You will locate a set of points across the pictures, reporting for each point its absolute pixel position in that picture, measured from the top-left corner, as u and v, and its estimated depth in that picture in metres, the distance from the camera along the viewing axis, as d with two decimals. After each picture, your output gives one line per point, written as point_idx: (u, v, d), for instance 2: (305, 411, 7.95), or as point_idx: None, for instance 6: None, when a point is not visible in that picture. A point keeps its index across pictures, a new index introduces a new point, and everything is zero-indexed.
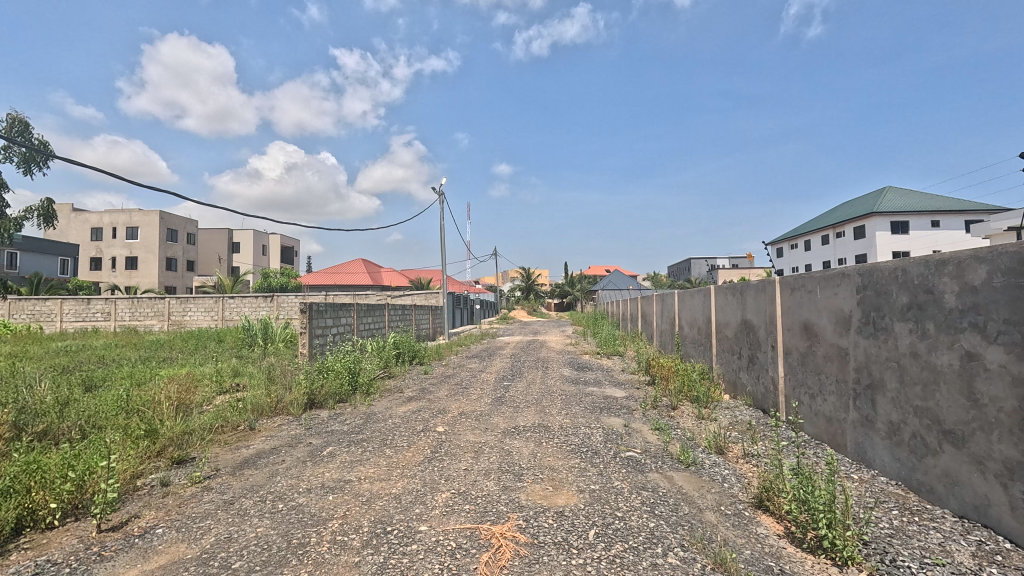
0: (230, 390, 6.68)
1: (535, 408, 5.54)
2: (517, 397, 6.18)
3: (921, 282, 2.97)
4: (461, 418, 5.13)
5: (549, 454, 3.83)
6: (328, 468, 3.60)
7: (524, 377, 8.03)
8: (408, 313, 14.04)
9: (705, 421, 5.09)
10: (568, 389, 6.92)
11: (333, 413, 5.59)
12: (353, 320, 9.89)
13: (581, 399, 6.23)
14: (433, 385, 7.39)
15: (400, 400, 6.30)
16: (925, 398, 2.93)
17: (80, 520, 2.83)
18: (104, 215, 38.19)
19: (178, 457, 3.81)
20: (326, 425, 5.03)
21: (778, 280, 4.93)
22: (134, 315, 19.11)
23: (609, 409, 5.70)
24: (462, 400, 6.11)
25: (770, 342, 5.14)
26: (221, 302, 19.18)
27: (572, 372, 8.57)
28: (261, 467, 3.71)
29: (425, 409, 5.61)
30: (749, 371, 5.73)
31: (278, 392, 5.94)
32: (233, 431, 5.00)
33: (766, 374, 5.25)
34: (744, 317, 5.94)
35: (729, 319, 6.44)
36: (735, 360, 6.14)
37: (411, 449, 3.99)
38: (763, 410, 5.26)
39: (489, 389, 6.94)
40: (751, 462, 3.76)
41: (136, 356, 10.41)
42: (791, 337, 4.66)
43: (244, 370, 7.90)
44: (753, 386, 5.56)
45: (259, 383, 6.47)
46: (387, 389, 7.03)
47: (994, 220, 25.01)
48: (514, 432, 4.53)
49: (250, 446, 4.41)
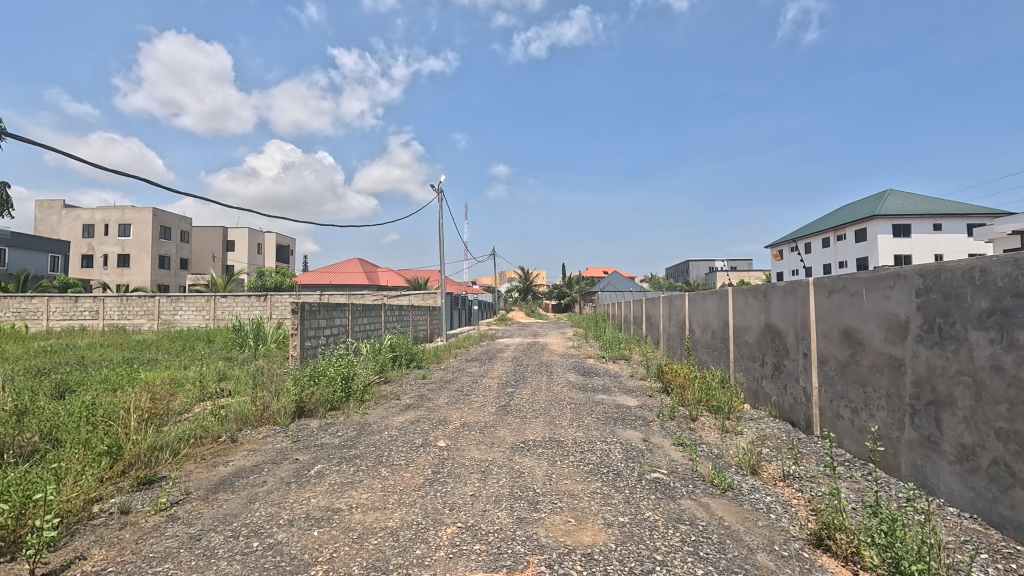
0: (213, 396, 6.20)
1: (544, 419, 5.10)
2: (523, 407, 5.74)
3: (1007, 285, 2.56)
4: (464, 431, 4.69)
5: (566, 476, 3.39)
6: (314, 493, 3.14)
7: (528, 382, 7.60)
8: (406, 314, 13.59)
9: (730, 435, 4.66)
10: (577, 397, 6.48)
11: (323, 423, 5.12)
12: (348, 320, 9.43)
13: (592, 408, 5.79)
14: (433, 391, 6.93)
15: (397, 408, 5.84)
16: (1012, 420, 2.51)
17: (13, 561, 2.37)
18: (96, 212, 37.54)
19: (144, 477, 3.35)
20: (316, 438, 4.58)
21: (812, 281, 4.51)
22: (123, 314, 18.56)
23: (624, 420, 5.27)
24: (464, 409, 5.65)
25: (800, 349, 4.72)
26: (213, 301, 18.66)
27: (578, 378, 8.13)
28: (238, 491, 3.25)
29: (424, 420, 5.16)
30: (774, 379, 5.31)
31: (265, 399, 5.47)
32: (213, 443, 4.54)
33: (795, 384, 4.84)
34: (768, 321, 5.52)
35: (750, 323, 6.02)
36: (758, 367, 5.73)
37: (410, 470, 3.54)
38: (792, 423, 4.84)
39: (493, 396, 6.48)
40: (793, 487, 3.34)
41: (118, 358, 9.91)
42: (828, 344, 4.24)
43: (231, 374, 7.42)
44: (779, 397, 5.15)
45: (245, 389, 6.00)
46: (384, 396, 6.57)
47: (999, 223, 24.74)
48: (524, 448, 4.08)
49: (229, 462, 3.95)
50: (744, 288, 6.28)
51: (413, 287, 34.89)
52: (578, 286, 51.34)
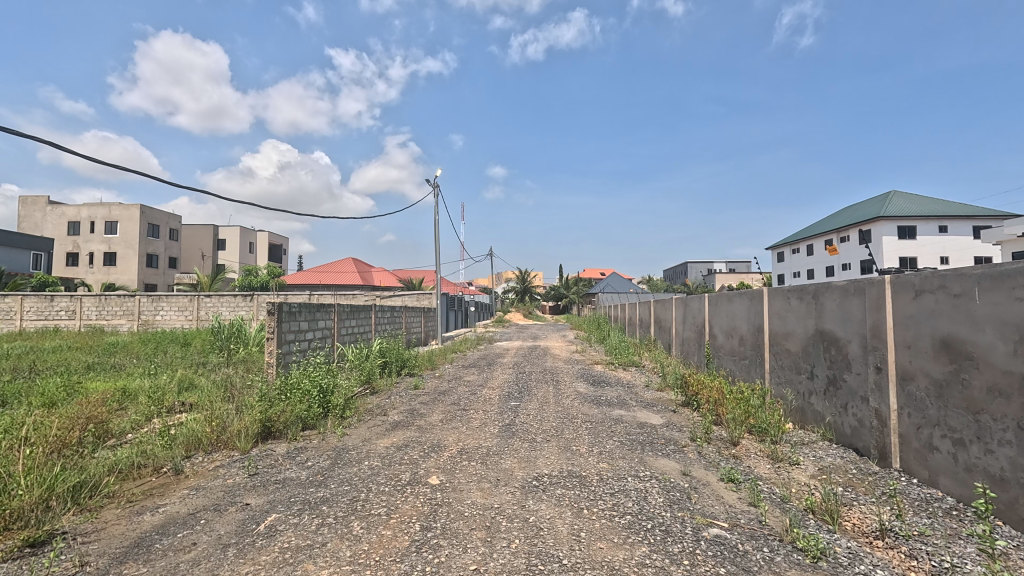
0: (169, 412, 5.30)
1: (558, 445, 4.26)
2: (531, 427, 4.89)
3: None
4: (462, 460, 3.83)
5: (601, 537, 2.54)
6: (254, 566, 2.26)
7: (533, 394, 6.72)
8: (398, 316, 12.70)
9: (787, 468, 3.82)
10: (591, 413, 5.63)
11: (291, 449, 4.22)
12: (333, 323, 8.55)
13: (612, 429, 4.93)
14: (426, 405, 6.07)
15: (382, 429, 4.95)
16: None
17: None
18: (82, 209, 36.48)
19: (29, 539, 2.46)
20: (280, 470, 3.71)
21: (887, 280, 3.71)
22: (101, 314, 17.59)
23: (653, 444, 4.42)
24: (461, 430, 4.78)
25: (869, 361, 3.91)
26: (196, 301, 17.71)
27: (588, 389, 7.27)
28: (154, 561, 2.36)
29: (414, 445, 4.29)
30: (828, 396, 4.50)
31: (223, 417, 4.57)
32: (149, 480, 3.65)
33: (861, 404, 4.03)
34: (819, 327, 4.71)
35: (793, 329, 5.20)
36: (804, 381, 4.92)
37: (391, 525, 2.67)
38: (857, 450, 4.04)
39: (495, 411, 5.62)
40: (902, 552, 2.51)
41: (79, 363, 8.95)
42: (915, 357, 3.42)
43: (196, 384, 6.52)
44: (837, 418, 4.34)
45: (205, 404, 5.11)
46: (369, 412, 5.69)
47: (1009, 223, 24.10)
48: (539, 490, 3.22)
49: (160, 509, 3.05)
50: (783, 288, 5.48)
51: (408, 288, 34.02)
52: (575, 288, 50.66)
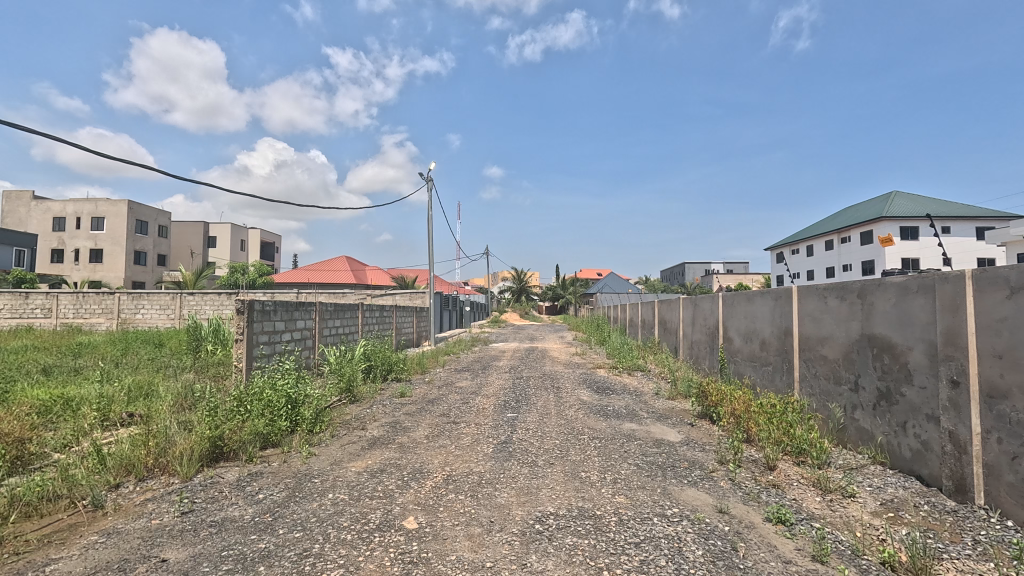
0: (110, 425, 4.56)
1: (564, 471, 3.58)
2: (531, 446, 4.21)
3: None
4: (449, 493, 3.14)
5: None
6: None
7: (532, 404, 6.02)
8: (388, 316, 11.99)
9: (843, 503, 3.17)
10: (598, 427, 4.94)
11: (242, 476, 3.50)
12: (314, 323, 7.85)
13: (625, 448, 4.27)
14: (411, 417, 5.35)
15: (357, 448, 4.24)
16: None
17: None
18: (68, 204, 35.55)
19: None
20: (223, 506, 3.00)
21: (967, 275, 3.05)
22: (78, 312, 16.79)
23: (676, 470, 3.73)
24: (448, 451, 4.09)
25: (939, 373, 3.25)
26: (179, 299, 16.95)
27: (593, 397, 6.58)
28: None
29: (392, 472, 3.59)
30: (881, 412, 3.83)
31: (165, 436, 3.84)
32: (54, 520, 2.91)
33: (927, 424, 3.37)
34: (866, 330, 4.04)
35: (830, 333, 4.54)
36: (846, 393, 4.26)
37: None
38: (922, 479, 3.39)
39: (488, 426, 4.91)
40: None
41: (34, 365, 8.16)
42: (1010, 371, 2.76)
43: (153, 391, 5.77)
44: (894, 439, 3.67)
45: (152, 416, 4.39)
46: (345, 426, 4.97)
47: (1014, 224, 23.58)
48: (543, 538, 2.52)
49: (48, 567, 2.33)
50: (817, 286, 4.81)
51: (402, 287, 33.25)
52: (575, 288, 49.90)
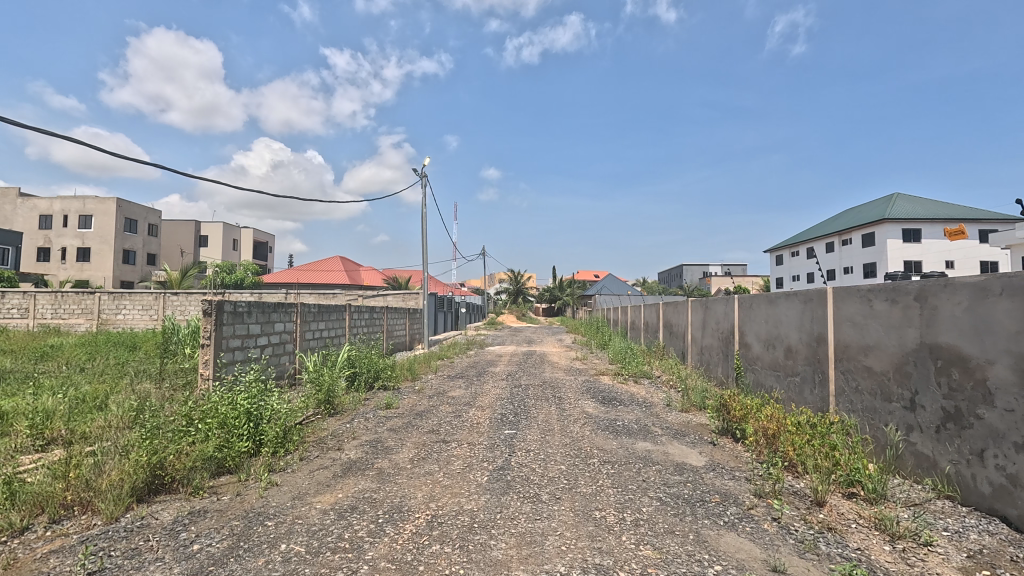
0: (40, 447, 3.89)
1: (574, 510, 2.93)
2: (533, 473, 3.57)
3: None
4: (431, 544, 2.49)
5: None
6: None
7: (533, 418, 5.39)
8: (379, 317, 11.36)
9: (921, 555, 2.56)
10: (609, 448, 4.31)
11: (180, 516, 2.86)
12: (295, 326, 7.23)
13: (644, 475, 3.64)
14: (395, 434, 4.72)
15: (329, 475, 3.60)
16: None
17: None
18: (55, 202, 34.70)
19: None
20: (142, 563, 2.35)
21: None
22: (57, 313, 16.03)
23: (710, 506, 3.10)
24: (435, 480, 3.46)
25: None
26: (163, 298, 16.24)
27: (599, 409, 5.96)
28: None
29: (365, 510, 2.95)
30: (947, 436, 3.23)
31: (94, 464, 3.19)
32: None
33: (1016, 456, 2.77)
34: (926, 339, 3.44)
35: (876, 341, 3.94)
36: (899, 412, 3.65)
37: None
38: (1009, 522, 2.79)
39: (483, 446, 4.29)
40: None
41: None
42: None
43: (104, 404, 5.09)
44: (968, 470, 3.07)
45: (85, 436, 3.71)
46: (318, 446, 4.33)
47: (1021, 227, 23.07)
48: None
49: None
50: (859, 287, 4.21)
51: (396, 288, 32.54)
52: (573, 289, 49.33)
